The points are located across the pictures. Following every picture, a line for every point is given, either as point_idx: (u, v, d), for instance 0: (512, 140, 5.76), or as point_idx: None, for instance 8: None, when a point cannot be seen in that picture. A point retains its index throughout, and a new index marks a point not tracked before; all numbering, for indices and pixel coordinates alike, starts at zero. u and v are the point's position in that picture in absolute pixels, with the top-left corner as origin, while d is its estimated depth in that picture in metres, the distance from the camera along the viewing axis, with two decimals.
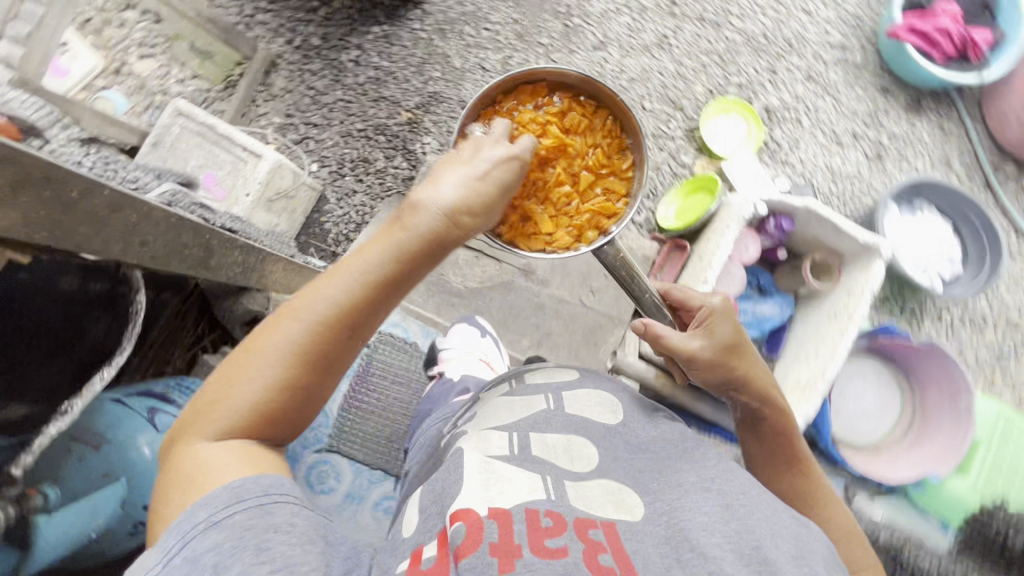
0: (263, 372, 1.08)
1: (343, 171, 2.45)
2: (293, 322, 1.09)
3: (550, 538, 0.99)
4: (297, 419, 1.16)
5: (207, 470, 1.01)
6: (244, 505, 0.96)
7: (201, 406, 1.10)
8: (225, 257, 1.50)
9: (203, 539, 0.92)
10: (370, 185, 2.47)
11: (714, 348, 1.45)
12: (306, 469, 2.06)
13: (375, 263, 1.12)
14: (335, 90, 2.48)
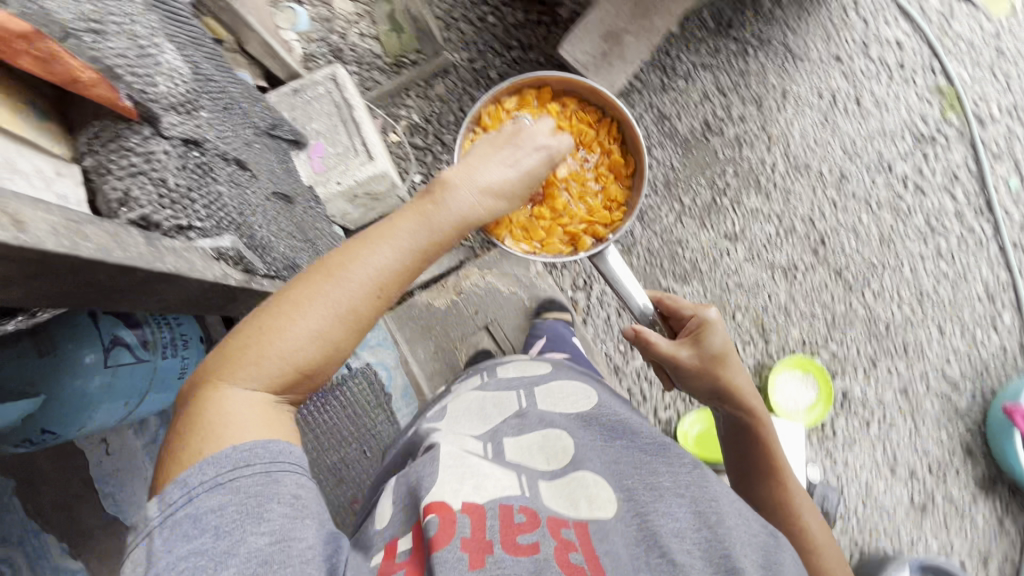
0: (328, 330, 0.77)
1: (426, 146, 1.71)
2: (410, 246, 0.84)
3: (525, 532, 0.79)
4: (286, 388, 0.77)
5: (224, 425, 0.71)
6: (218, 487, 0.67)
7: (274, 322, 0.75)
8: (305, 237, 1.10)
9: (177, 528, 0.65)
10: (422, 163, 1.70)
11: (704, 348, 1.09)
12: None
13: (422, 209, 0.86)
14: (444, 87, 1.73)
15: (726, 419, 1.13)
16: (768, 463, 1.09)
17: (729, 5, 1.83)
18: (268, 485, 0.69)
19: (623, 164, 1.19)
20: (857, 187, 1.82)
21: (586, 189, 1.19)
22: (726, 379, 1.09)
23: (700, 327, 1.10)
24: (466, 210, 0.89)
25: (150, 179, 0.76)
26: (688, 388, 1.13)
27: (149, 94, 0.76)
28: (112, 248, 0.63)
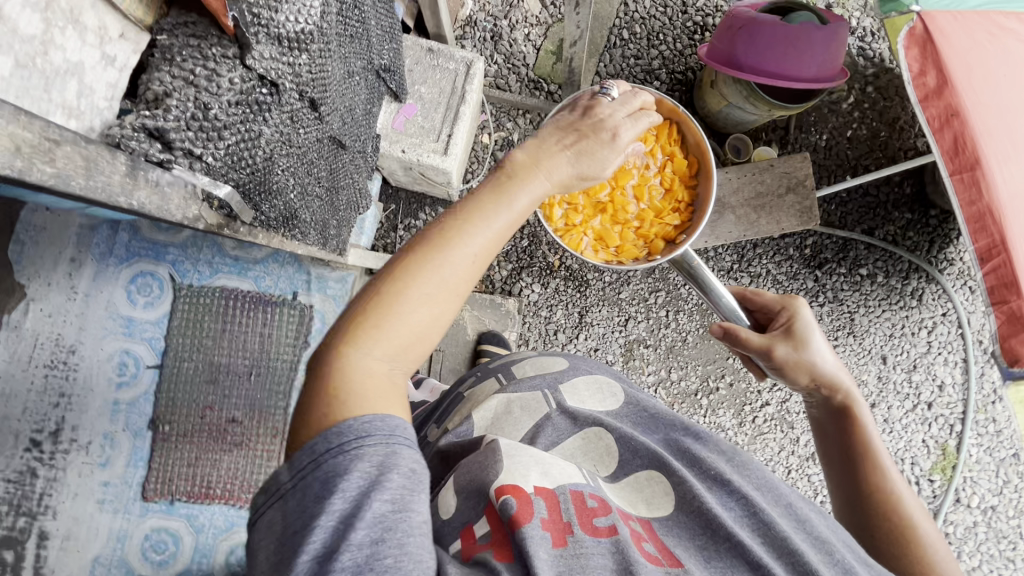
0: (445, 294, 0.66)
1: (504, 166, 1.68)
2: (531, 192, 0.75)
3: (601, 515, 0.73)
4: (412, 344, 0.65)
5: (358, 392, 0.59)
6: (353, 448, 0.55)
7: (402, 278, 0.64)
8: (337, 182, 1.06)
9: (304, 491, 0.54)
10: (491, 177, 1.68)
11: (797, 336, 0.90)
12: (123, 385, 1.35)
13: (546, 175, 0.76)
14: None
15: (826, 415, 0.92)
16: (874, 470, 0.85)
17: (833, 248, 1.82)
18: (395, 451, 0.57)
19: (688, 166, 1.17)
20: (817, 475, 1.78)
21: (648, 190, 1.17)
22: (820, 364, 0.89)
23: (790, 315, 0.93)
24: (560, 178, 0.79)
25: (196, 96, 0.56)
26: (782, 381, 0.92)
27: (264, 19, 0.58)
28: (75, 176, 0.46)
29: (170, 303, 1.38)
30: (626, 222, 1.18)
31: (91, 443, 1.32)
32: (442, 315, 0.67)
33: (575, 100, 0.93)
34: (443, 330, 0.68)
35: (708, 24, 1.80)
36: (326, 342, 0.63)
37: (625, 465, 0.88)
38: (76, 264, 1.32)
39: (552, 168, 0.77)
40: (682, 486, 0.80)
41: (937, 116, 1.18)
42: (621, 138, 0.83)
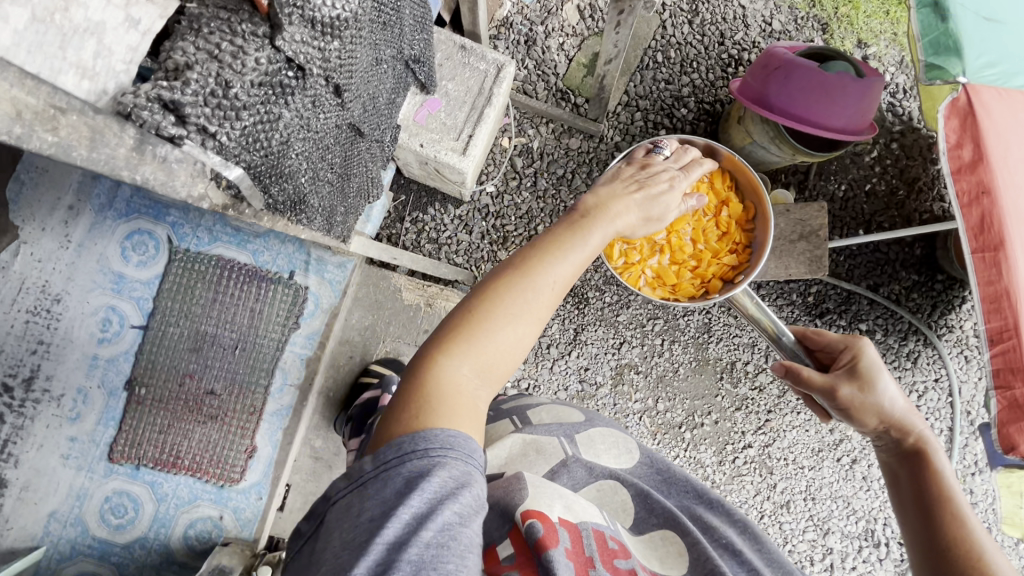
0: (530, 320, 0.72)
1: (520, 173, 1.67)
2: (603, 234, 0.82)
3: (621, 557, 0.79)
4: (497, 365, 0.71)
5: (446, 405, 0.65)
6: (436, 454, 0.61)
7: (492, 302, 0.71)
8: (356, 170, 1.04)
9: (388, 481, 0.60)
10: (505, 183, 1.67)
11: (861, 378, 0.91)
12: (99, 336, 1.32)
13: (614, 221, 0.85)
14: (578, 143, 1.68)
15: (898, 462, 0.88)
16: (952, 525, 0.78)
17: (835, 299, 1.81)
18: (470, 470, 0.63)
19: (744, 213, 1.28)
20: (788, 523, 1.77)
21: (706, 232, 1.28)
22: (886, 407, 0.89)
23: (852, 355, 0.94)
24: (625, 223, 0.87)
25: (218, 72, 0.53)
26: (847, 422, 0.93)
27: (299, 1, 0.56)
28: (76, 146, 0.47)
29: (164, 265, 1.35)
30: (684, 262, 1.29)
31: (63, 396, 1.29)
32: (525, 339, 0.73)
33: (628, 159, 1.06)
34: (523, 355, 0.74)
35: (743, 59, 1.79)
36: (419, 359, 0.70)
37: (639, 522, 0.92)
38: (74, 213, 1.30)
39: (620, 215, 0.86)
40: (694, 546, 0.86)
41: (966, 192, 1.20)
42: (672, 193, 0.95)
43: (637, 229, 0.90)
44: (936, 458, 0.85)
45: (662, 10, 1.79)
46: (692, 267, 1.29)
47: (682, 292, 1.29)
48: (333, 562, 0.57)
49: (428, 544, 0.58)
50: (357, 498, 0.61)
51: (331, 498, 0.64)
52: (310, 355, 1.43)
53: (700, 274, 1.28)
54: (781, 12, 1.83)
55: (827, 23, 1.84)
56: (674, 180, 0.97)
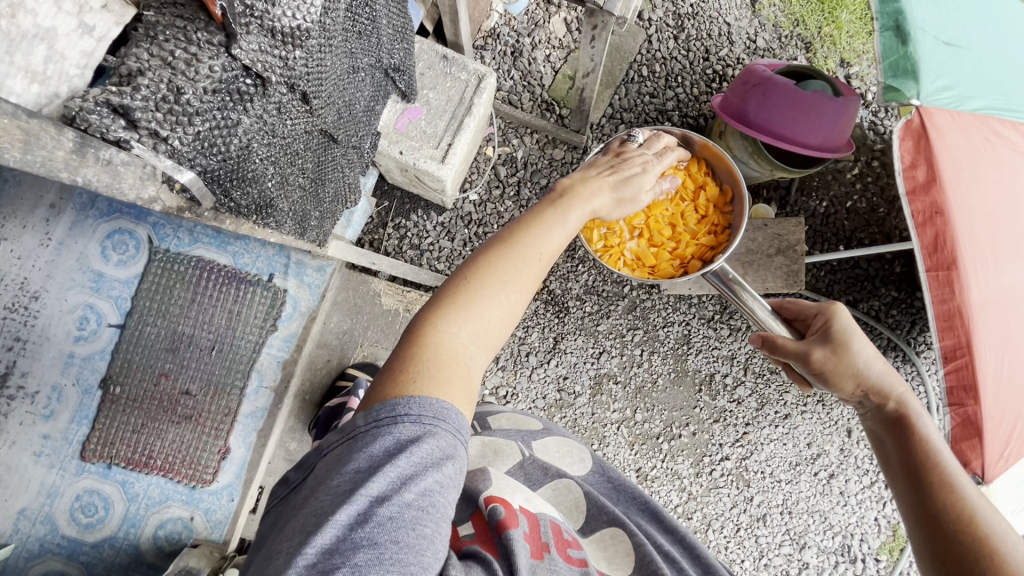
0: (518, 291, 0.73)
1: (503, 181, 1.68)
2: (585, 208, 0.84)
3: (574, 547, 0.81)
4: (489, 332, 0.72)
5: (442, 369, 0.66)
6: (428, 423, 0.62)
7: (483, 272, 0.72)
8: (332, 175, 1.05)
9: (378, 438, 0.60)
10: (488, 191, 1.68)
11: (833, 340, 0.90)
12: (75, 334, 1.32)
13: (591, 199, 0.85)
14: (562, 154, 1.70)
15: (882, 428, 0.86)
16: (939, 482, 0.76)
17: None
18: (456, 444, 0.63)
19: (721, 195, 1.22)
20: (765, 537, 1.76)
21: (684, 216, 1.23)
22: (862, 370, 0.88)
23: (824, 319, 0.93)
24: (603, 204, 0.87)
25: (170, 79, 0.56)
26: (826, 389, 0.92)
27: (257, 12, 0.58)
28: (10, 148, 0.47)
29: (143, 265, 1.36)
30: (663, 244, 1.25)
31: (37, 393, 1.29)
32: (516, 307, 0.74)
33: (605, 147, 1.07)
34: (515, 323, 0.75)
35: (727, 75, 1.82)
36: (412, 329, 0.70)
37: (591, 520, 0.93)
38: (55, 211, 1.31)
39: (600, 190, 0.87)
40: (640, 547, 0.87)
41: (922, 213, 1.23)
42: (647, 175, 0.94)
43: (617, 209, 0.91)
44: (917, 419, 0.84)
45: (648, 25, 1.82)
46: (672, 249, 1.25)
47: (664, 273, 1.25)
48: (315, 507, 0.57)
49: (409, 505, 0.58)
50: (349, 449, 0.61)
51: (324, 451, 0.65)
52: (287, 357, 1.44)
53: (681, 256, 1.24)
54: (766, 31, 1.87)
55: (811, 42, 1.87)
56: (648, 163, 0.97)
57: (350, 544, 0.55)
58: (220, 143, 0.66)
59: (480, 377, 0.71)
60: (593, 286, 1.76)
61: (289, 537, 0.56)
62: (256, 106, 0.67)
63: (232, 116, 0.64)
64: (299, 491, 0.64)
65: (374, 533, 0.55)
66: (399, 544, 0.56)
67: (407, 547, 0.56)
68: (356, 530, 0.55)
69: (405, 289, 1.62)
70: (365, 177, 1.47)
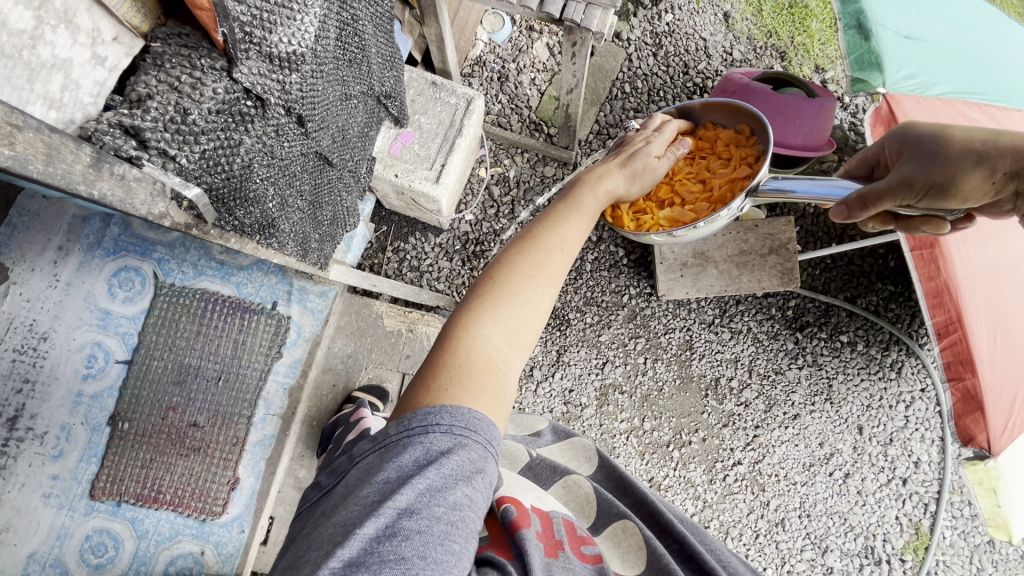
0: (544, 287, 0.75)
1: (496, 200, 1.73)
2: (596, 191, 0.87)
3: (589, 544, 0.79)
4: (521, 331, 0.73)
5: (476, 373, 0.67)
6: (459, 433, 0.63)
7: (508, 271, 0.74)
8: (332, 197, 1.09)
9: (408, 449, 0.61)
10: (484, 210, 1.73)
11: (926, 147, 0.89)
12: (80, 372, 1.33)
13: (603, 180, 0.88)
14: (552, 168, 1.75)
15: None
16: None
17: (815, 312, 1.84)
18: (488, 457, 0.64)
19: (739, 135, 1.19)
20: (785, 543, 1.73)
21: (709, 167, 1.21)
22: (983, 156, 0.85)
23: (898, 140, 0.94)
24: (614, 183, 0.89)
25: (177, 102, 0.60)
26: (955, 201, 0.86)
27: (256, 39, 0.63)
28: (34, 160, 0.49)
29: (150, 301, 1.39)
30: (697, 201, 1.21)
31: (46, 434, 1.29)
32: (545, 301, 0.76)
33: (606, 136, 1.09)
34: (546, 319, 0.76)
35: (708, 86, 1.89)
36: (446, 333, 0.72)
37: (601, 516, 0.90)
38: (63, 253, 1.34)
39: (611, 172, 0.90)
40: (650, 542, 0.82)
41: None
42: (653, 145, 0.96)
43: (632, 185, 0.93)
44: None
45: (628, 45, 1.90)
46: (712, 200, 1.18)
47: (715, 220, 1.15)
48: (344, 517, 0.58)
49: (439, 520, 0.57)
50: (379, 459, 0.63)
51: (356, 459, 0.66)
52: (293, 384, 1.46)
53: (724, 200, 1.16)
54: (741, 42, 1.94)
55: (785, 52, 1.95)
56: (649, 136, 0.99)
57: (376, 558, 0.53)
58: (223, 165, 0.70)
59: (517, 379, 0.71)
60: (592, 297, 1.79)
61: (320, 542, 0.57)
62: (256, 128, 0.71)
63: (235, 137, 0.68)
64: (330, 497, 0.65)
65: (400, 547, 0.54)
66: (426, 560, 0.55)
67: (434, 563, 0.55)
68: (382, 544, 0.54)
69: (406, 309, 1.64)
70: (362, 203, 1.51)
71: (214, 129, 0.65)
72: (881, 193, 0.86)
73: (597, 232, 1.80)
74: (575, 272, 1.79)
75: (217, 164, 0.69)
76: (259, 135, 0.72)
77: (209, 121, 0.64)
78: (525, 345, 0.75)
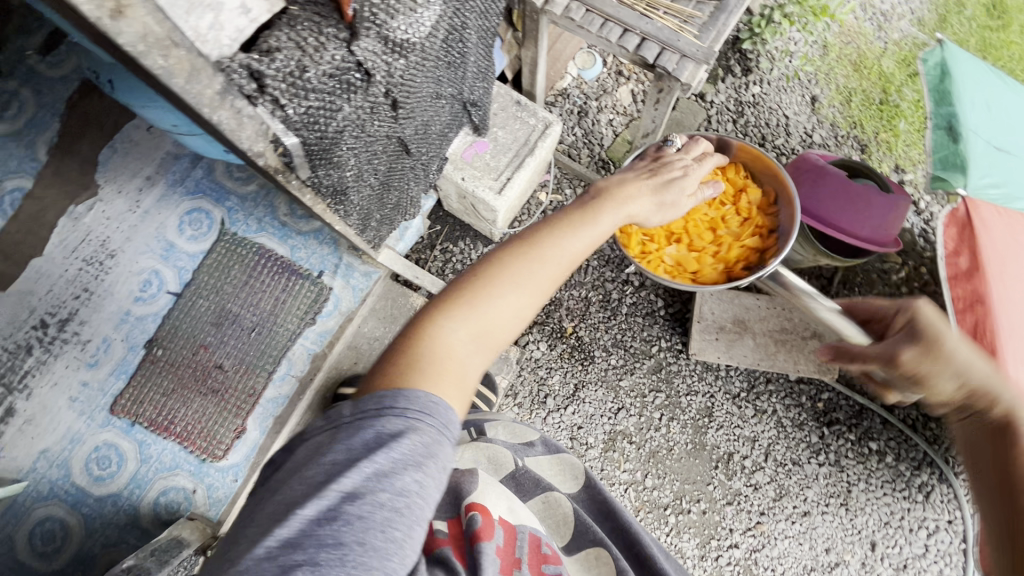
0: (527, 293, 0.77)
1: None
2: (609, 211, 0.87)
3: (552, 563, 0.78)
4: (491, 333, 0.75)
5: (440, 368, 0.68)
6: (412, 417, 0.62)
7: (494, 273, 0.76)
8: (401, 184, 1.15)
9: (360, 431, 0.61)
10: None
11: (920, 334, 0.97)
12: (132, 293, 1.43)
13: (617, 202, 0.89)
14: None
15: (985, 436, 0.95)
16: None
17: (846, 411, 1.76)
18: (442, 441, 0.63)
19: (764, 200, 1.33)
20: None
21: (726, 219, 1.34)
22: (963, 371, 0.94)
23: (908, 314, 1.01)
24: (630, 208, 0.90)
25: (299, 59, 0.66)
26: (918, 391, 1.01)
27: (379, 21, 0.70)
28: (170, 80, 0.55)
29: (211, 243, 1.48)
30: (704, 247, 1.34)
31: (89, 341, 1.39)
32: (524, 307, 0.77)
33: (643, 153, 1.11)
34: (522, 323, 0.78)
35: (781, 162, 1.90)
36: (417, 318, 0.74)
37: (576, 538, 0.91)
38: (150, 182, 1.49)
39: (629, 197, 0.90)
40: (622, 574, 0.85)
41: (964, 297, 1.36)
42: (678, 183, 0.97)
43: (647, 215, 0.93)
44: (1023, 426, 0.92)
45: (710, 107, 1.93)
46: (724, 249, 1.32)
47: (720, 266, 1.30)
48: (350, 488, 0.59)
49: (382, 506, 0.58)
50: (331, 436, 0.61)
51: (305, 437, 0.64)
52: (319, 351, 1.50)
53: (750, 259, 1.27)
54: (824, 127, 1.94)
55: (867, 145, 1.94)
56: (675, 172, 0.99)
57: (314, 541, 0.55)
58: (320, 124, 0.75)
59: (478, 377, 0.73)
60: (622, 341, 1.77)
61: (277, 500, 0.58)
62: (357, 99, 0.77)
63: (337, 103, 0.74)
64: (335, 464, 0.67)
65: (339, 532, 0.55)
66: (364, 547, 0.55)
67: (372, 550, 0.56)
68: (322, 527, 0.55)
69: None
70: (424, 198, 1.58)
71: (322, 91, 0.71)
72: (857, 355, 1.01)
73: (639, 277, 1.80)
74: (610, 311, 1.78)
75: (316, 123, 0.75)
76: (357, 107, 0.78)
77: (319, 83, 0.70)
78: (495, 345, 0.76)
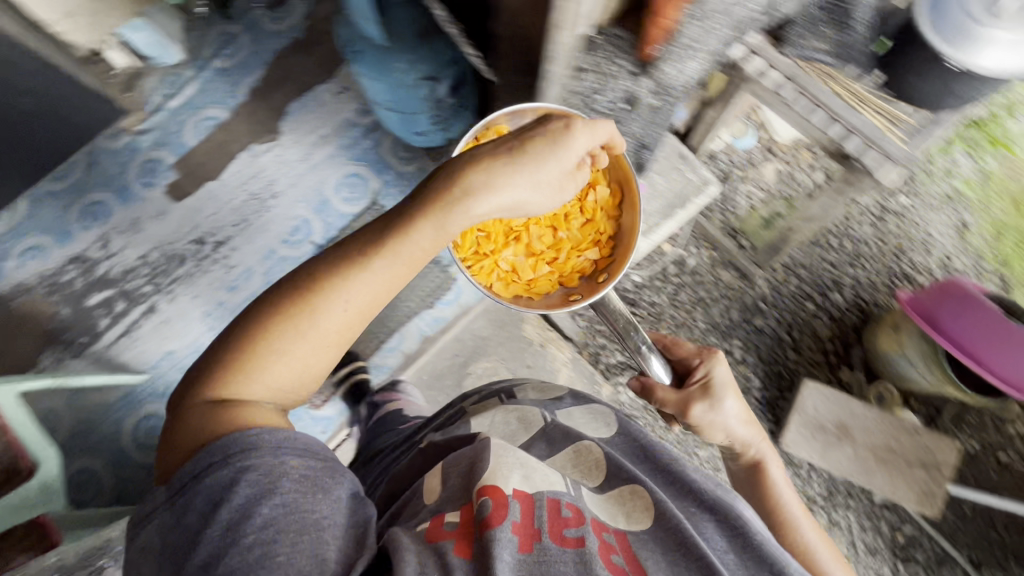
0: (349, 319, 0.78)
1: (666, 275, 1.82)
2: (416, 235, 0.79)
3: (575, 526, 0.67)
4: (309, 364, 0.78)
5: (254, 420, 0.72)
6: (240, 466, 0.66)
7: (257, 343, 0.75)
8: None
9: (211, 478, 0.66)
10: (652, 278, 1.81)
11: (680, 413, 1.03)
12: (283, 233, 1.59)
13: (429, 231, 0.79)
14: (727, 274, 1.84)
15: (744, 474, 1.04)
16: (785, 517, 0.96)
17: (928, 553, 1.65)
18: (286, 460, 0.68)
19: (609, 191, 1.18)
20: None
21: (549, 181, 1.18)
22: (729, 429, 1.01)
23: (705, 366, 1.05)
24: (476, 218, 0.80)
25: None
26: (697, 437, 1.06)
27: None
28: None
29: (361, 208, 1.63)
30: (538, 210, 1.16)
31: (236, 267, 1.57)
32: (340, 330, 0.78)
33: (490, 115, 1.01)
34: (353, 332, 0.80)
35: (915, 278, 1.85)
36: (248, 312, 0.78)
37: (611, 478, 0.80)
38: (322, 141, 1.65)
39: (455, 216, 0.79)
40: (661, 507, 0.74)
41: None
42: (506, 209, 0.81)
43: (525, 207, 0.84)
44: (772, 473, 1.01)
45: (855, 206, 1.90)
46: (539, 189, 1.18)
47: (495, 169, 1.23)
48: None
49: (264, 527, 0.63)
50: (178, 513, 0.65)
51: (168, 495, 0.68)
52: (430, 335, 1.56)
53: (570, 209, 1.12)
54: (967, 255, 1.88)
55: (1009, 286, 1.86)
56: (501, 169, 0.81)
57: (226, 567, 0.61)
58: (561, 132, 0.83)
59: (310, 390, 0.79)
60: None
61: (184, 532, 0.64)
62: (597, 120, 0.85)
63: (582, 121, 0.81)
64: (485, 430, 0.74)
65: (241, 558, 0.61)
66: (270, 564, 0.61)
67: (278, 558, 0.61)
68: (226, 557, 0.61)
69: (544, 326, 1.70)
70: None
71: None
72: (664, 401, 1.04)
73: (743, 352, 1.79)
74: None
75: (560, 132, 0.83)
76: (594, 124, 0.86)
77: None
78: (323, 360, 0.79)
